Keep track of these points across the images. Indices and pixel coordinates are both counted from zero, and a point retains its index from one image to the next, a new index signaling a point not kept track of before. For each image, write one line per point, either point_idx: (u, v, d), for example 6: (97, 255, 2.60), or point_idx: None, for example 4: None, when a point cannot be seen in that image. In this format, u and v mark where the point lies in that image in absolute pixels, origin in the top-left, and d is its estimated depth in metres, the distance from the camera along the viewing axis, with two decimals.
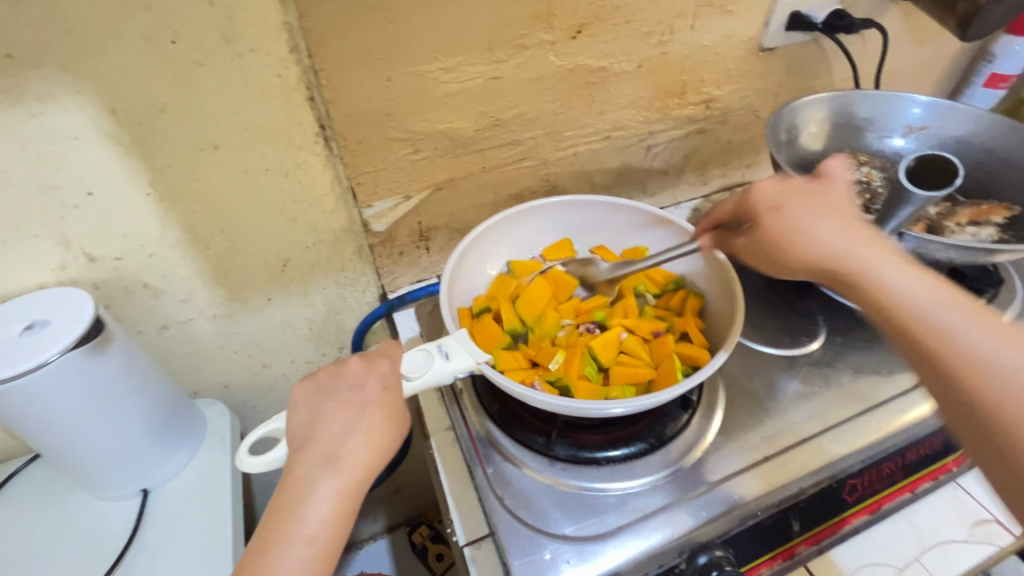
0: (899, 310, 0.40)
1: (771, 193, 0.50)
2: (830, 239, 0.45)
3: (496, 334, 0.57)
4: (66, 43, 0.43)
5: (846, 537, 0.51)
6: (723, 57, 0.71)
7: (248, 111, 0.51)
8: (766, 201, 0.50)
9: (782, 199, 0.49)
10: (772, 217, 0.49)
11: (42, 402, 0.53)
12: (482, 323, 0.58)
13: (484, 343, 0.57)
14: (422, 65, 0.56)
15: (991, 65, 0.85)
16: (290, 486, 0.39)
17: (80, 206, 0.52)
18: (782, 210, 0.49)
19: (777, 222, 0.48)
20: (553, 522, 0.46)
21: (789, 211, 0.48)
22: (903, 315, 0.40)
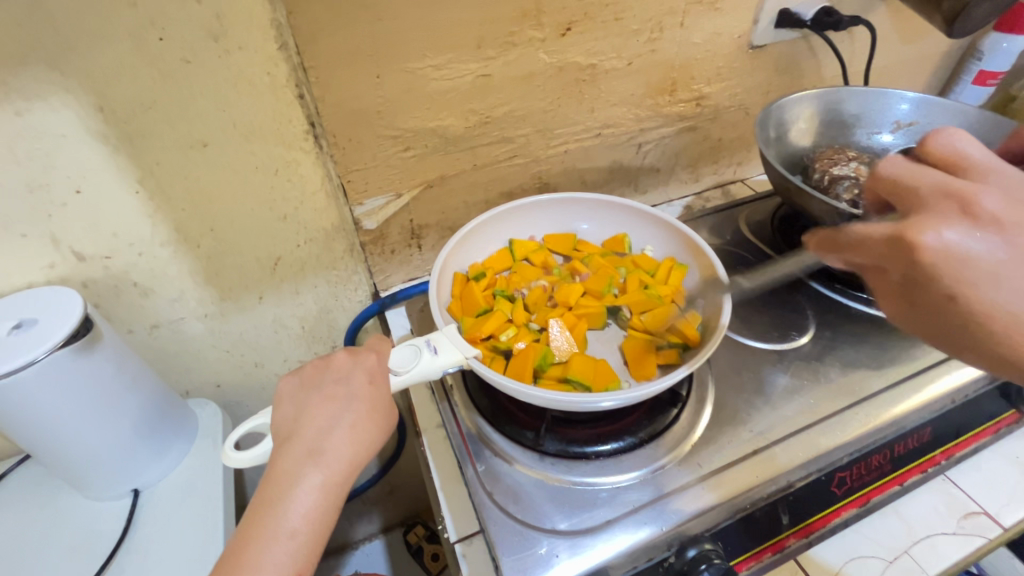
0: (1007, 347, 0.33)
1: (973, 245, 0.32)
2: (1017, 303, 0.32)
3: (478, 302, 0.59)
4: (52, 40, 0.43)
5: (836, 529, 0.51)
6: (713, 54, 0.71)
7: (237, 109, 0.51)
8: (944, 263, 0.32)
9: (965, 241, 0.32)
10: (953, 270, 0.32)
11: (29, 401, 0.52)
12: (468, 300, 0.59)
13: (465, 312, 0.59)
14: (411, 62, 0.56)
15: (979, 63, 0.86)
16: (273, 480, 0.39)
17: (68, 204, 0.51)
18: (962, 259, 0.32)
19: (967, 297, 0.32)
20: (543, 516, 0.46)
21: (974, 257, 0.32)
22: None
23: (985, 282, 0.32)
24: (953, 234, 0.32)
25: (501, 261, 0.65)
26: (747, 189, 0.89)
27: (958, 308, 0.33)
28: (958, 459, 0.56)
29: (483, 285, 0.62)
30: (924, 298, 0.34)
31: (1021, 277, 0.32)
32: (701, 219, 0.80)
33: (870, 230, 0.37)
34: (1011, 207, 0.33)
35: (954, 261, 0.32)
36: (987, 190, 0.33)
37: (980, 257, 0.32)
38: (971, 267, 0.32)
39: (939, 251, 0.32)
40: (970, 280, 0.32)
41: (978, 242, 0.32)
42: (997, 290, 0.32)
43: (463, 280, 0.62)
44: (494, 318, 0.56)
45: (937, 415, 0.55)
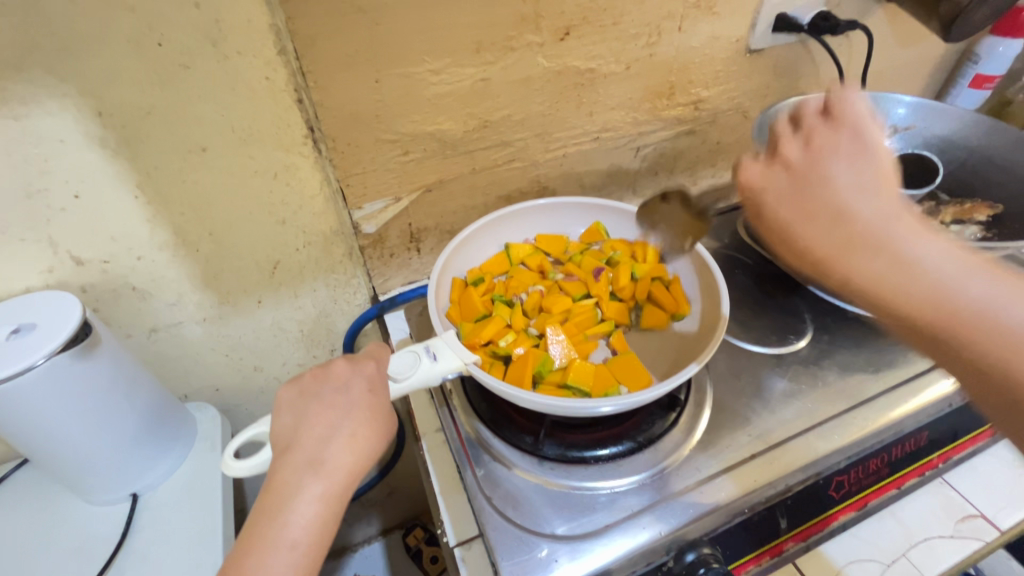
0: (830, 264, 0.38)
1: (756, 178, 0.42)
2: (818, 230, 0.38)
3: (477, 307, 0.59)
4: (50, 46, 0.43)
5: (835, 532, 0.52)
6: (710, 58, 0.71)
7: (236, 113, 0.51)
8: (751, 189, 0.42)
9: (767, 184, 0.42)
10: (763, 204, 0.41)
11: (28, 406, 0.52)
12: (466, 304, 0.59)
13: (463, 316, 0.59)
14: (410, 67, 0.56)
15: (975, 66, 0.86)
16: (273, 490, 0.39)
17: (66, 209, 0.51)
18: (760, 189, 0.42)
19: (765, 214, 0.41)
20: (542, 521, 0.46)
21: (766, 188, 0.42)
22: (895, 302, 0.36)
23: (787, 217, 0.40)
24: (753, 169, 0.43)
25: (500, 265, 0.65)
26: None
27: (764, 218, 0.42)
28: (954, 462, 0.57)
29: (482, 289, 0.62)
30: (767, 232, 0.42)
31: (805, 202, 0.40)
32: None
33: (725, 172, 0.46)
34: (839, 165, 0.40)
35: (751, 190, 0.42)
36: (821, 153, 0.41)
37: (783, 198, 0.41)
38: (775, 206, 0.41)
39: (747, 182, 0.43)
40: (765, 199, 0.42)
41: (774, 176, 0.42)
42: (799, 215, 0.40)
43: (462, 285, 0.62)
44: (493, 324, 0.56)
45: (934, 418, 0.55)
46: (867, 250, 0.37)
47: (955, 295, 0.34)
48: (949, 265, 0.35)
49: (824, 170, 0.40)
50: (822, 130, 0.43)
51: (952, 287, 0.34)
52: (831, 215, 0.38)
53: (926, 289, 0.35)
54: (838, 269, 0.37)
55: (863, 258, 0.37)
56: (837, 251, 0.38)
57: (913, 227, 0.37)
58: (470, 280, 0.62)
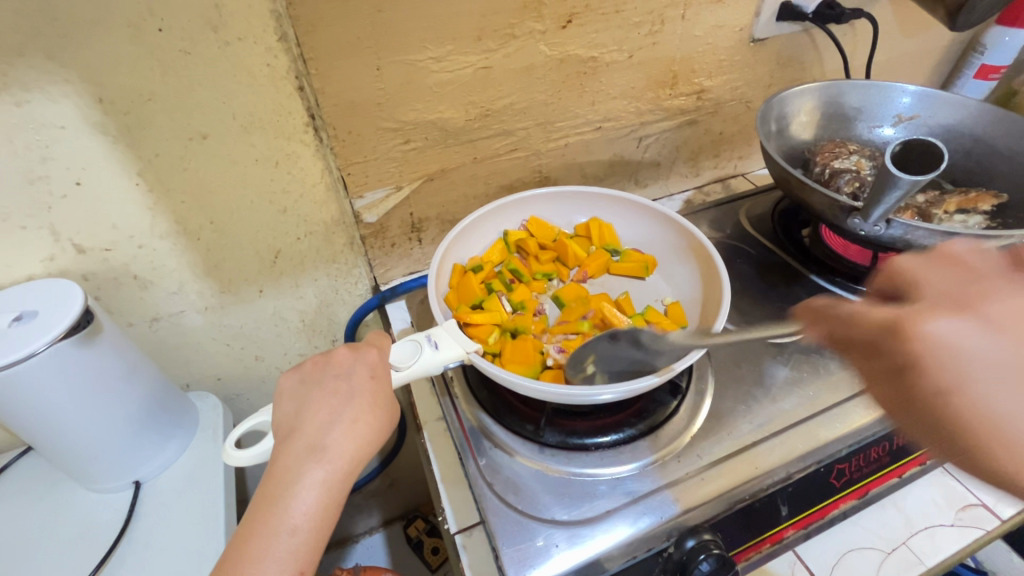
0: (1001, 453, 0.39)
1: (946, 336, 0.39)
2: (1002, 403, 0.38)
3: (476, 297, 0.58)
4: (50, 31, 0.42)
5: (834, 521, 0.52)
6: (713, 47, 0.71)
7: (236, 100, 0.51)
8: (947, 362, 0.39)
9: (972, 339, 0.38)
10: (958, 362, 0.38)
11: (29, 392, 0.52)
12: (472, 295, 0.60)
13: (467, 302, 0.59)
14: (412, 54, 0.56)
15: (981, 56, 0.86)
16: (275, 477, 0.39)
17: (67, 196, 0.51)
18: (955, 348, 0.39)
19: (958, 393, 0.39)
20: (542, 507, 0.46)
21: (965, 348, 0.38)
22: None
23: (973, 376, 0.38)
24: (950, 324, 0.39)
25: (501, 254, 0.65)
26: (748, 183, 0.89)
27: (926, 391, 0.40)
28: None
29: (483, 277, 0.62)
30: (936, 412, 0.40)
31: (992, 391, 0.38)
32: (701, 213, 0.80)
33: (859, 316, 0.43)
34: (994, 321, 0.39)
35: (949, 349, 0.39)
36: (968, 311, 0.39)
37: (985, 353, 0.38)
38: (972, 360, 0.38)
39: (949, 338, 0.39)
40: (962, 366, 0.38)
41: (976, 335, 0.38)
42: (992, 384, 0.38)
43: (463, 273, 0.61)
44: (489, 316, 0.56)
45: None
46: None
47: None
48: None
49: (991, 323, 0.39)
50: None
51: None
52: (1004, 400, 0.38)
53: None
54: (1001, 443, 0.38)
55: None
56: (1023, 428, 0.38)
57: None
58: (470, 267, 0.62)
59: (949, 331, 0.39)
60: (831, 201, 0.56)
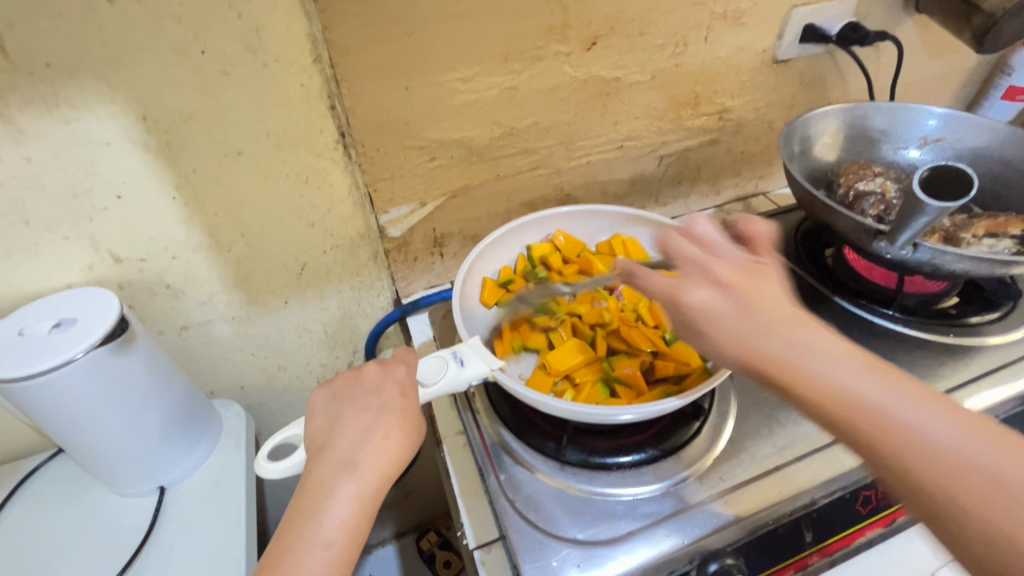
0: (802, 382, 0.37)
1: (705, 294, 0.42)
2: (734, 319, 0.40)
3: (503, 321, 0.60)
4: (102, 53, 0.45)
5: (860, 549, 0.50)
6: (736, 68, 0.71)
7: (271, 118, 0.53)
8: (667, 293, 0.43)
9: (717, 302, 0.41)
10: (697, 321, 0.41)
11: (66, 396, 0.54)
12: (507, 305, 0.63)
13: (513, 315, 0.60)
14: (440, 75, 0.57)
15: (1008, 78, 0.85)
16: (308, 490, 0.39)
17: (109, 209, 0.54)
18: (713, 310, 0.41)
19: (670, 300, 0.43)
20: (563, 526, 0.46)
21: (716, 313, 0.40)
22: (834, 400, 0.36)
23: (721, 319, 0.40)
24: (699, 291, 0.42)
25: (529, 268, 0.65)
26: (769, 202, 0.88)
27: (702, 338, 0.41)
28: None
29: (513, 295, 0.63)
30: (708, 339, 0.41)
31: (761, 315, 0.40)
32: None
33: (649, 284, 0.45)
34: (723, 274, 0.43)
35: (701, 313, 0.41)
36: (694, 283, 0.43)
37: (726, 312, 0.40)
38: (717, 321, 0.40)
39: (697, 308, 0.41)
40: (710, 322, 0.41)
41: (721, 301, 0.41)
42: (721, 309, 0.41)
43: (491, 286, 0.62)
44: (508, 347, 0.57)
45: None
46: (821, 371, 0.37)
47: (898, 422, 0.35)
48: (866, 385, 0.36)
49: (739, 279, 0.42)
50: (744, 261, 0.44)
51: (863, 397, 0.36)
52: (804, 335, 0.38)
53: (847, 398, 0.36)
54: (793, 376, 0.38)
55: (809, 372, 0.37)
56: (771, 351, 0.38)
57: (865, 359, 0.37)
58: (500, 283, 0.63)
59: (702, 290, 0.42)
60: (856, 224, 0.56)
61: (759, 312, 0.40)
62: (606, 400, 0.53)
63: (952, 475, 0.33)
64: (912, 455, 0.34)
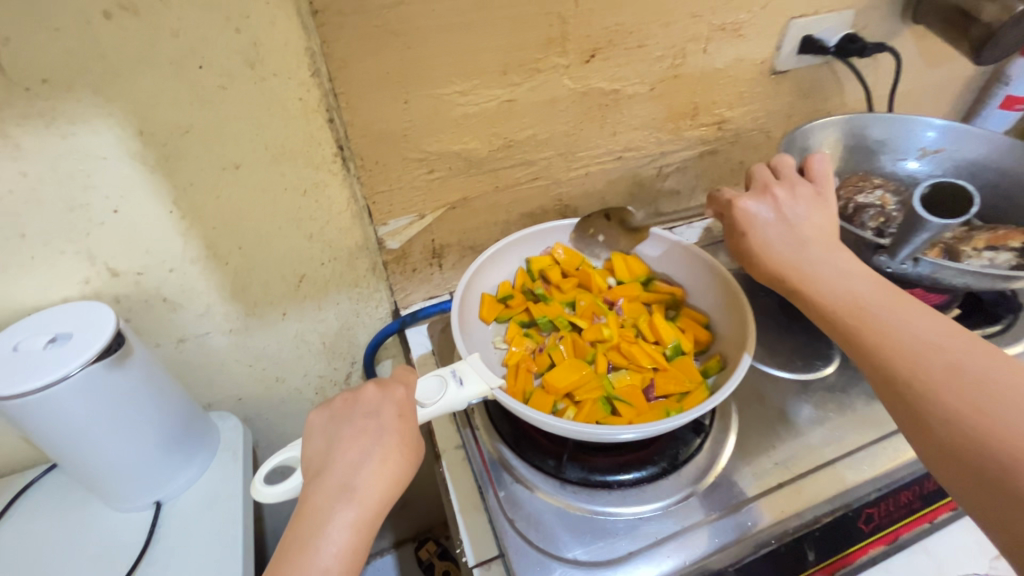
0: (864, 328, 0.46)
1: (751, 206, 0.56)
2: (823, 273, 0.50)
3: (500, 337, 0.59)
4: (99, 68, 0.44)
5: (863, 569, 0.47)
6: (734, 79, 0.71)
7: (269, 132, 0.52)
8: (743, 220, 0.56)
9: (762, 211, 0.55)
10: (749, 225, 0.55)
11: (62, 412, 0.54)
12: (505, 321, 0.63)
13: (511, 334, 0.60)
14: (438, 88, 0.57)
15: (1006, 88, 0.85)
16: (305, 517, 0.39)
17: (105, 222, 0.53)
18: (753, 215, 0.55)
19: (753, 233, 0.55)
20: (563, 545, 0.46)
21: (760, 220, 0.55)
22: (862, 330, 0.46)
23: (784, 237, 0.53)
24: (752, 202, 0.56)
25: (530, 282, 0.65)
26: None
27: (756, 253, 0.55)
28: None
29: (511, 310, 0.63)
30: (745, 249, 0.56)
31: (833, 273, 0.50)
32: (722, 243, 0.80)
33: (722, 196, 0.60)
34: (799, 200, 0.55)
35: (747, 219, 0.56)
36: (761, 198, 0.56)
37: (766, 219, 0.55)
38: (757, 221, 0.55)
39: (745, 210, 0.56)
40: (755, 227, 0.55)
41: (761, 212, 0.56)
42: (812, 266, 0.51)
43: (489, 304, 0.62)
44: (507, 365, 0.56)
45: None
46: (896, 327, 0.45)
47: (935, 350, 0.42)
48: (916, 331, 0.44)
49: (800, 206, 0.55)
50: (812, 196, 0.56)
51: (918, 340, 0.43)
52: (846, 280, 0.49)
53: (914, 343, 0.43)
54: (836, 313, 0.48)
55: (849, 300, 0.48)
56: (834, 297, 0.49)
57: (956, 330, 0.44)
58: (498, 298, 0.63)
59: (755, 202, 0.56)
60: (856, 237, 0.56)
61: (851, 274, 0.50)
62: (606, 417, 0.52)
63: (929, 360, 0.42)
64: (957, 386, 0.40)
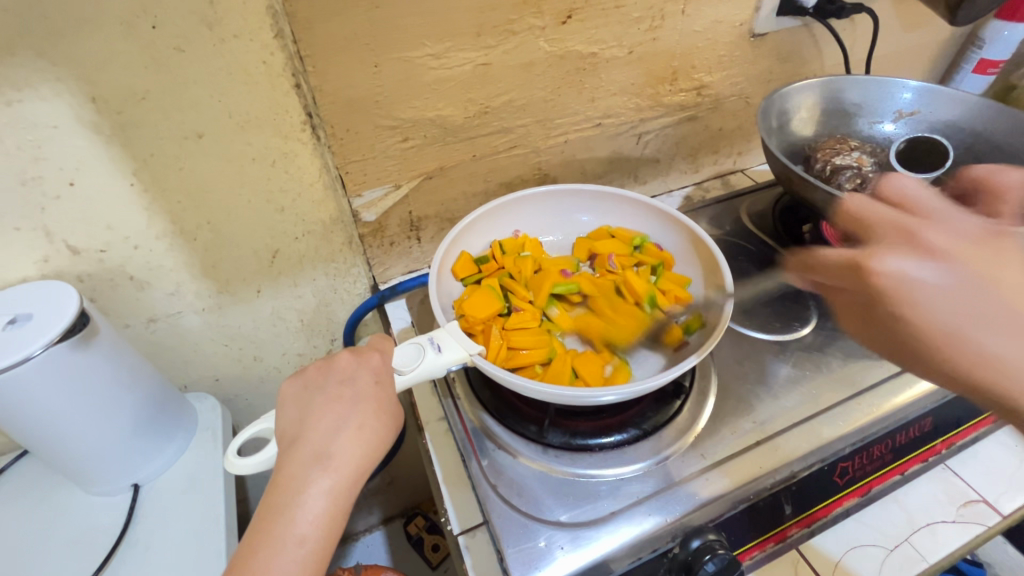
0: (991, 385, 0.39)
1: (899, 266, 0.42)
2: (953, 323, 0.40)
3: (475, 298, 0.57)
4: (42, 28, 0.42)
5: (837, 519, 0.51)
6: (713, 42, 0.70)
7: (232, 98, 0.50)
8: (892, 287, 0.42)
9: (915, 271, 0.42)
10: (905, 294, 0.42)
11: (27, 396, 0.52)
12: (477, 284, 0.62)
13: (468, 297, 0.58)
14: (410, 51, 0.55)
15: (980, 51, 0.85)
16: (279, 485, 0.38)
17: (61, 197, 0.51)
18: (908, 282, 0.42)
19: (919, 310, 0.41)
20: (546, 509, 0.46)
21: (918, 286, 0.41)
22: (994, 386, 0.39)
23: (931, 304, 0.41)
24: (903, 259, 0.42)
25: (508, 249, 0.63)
26: (747, 178, 0.88)
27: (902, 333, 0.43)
28: (958, 448, 0.56)
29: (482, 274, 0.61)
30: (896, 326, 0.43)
31: (996, 325, 0.40)
32: (701, 210, 0.80)
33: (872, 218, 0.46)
34: (948, 239, 0.43)
35: (903, 286, 0.42)
36: (932, 227, 0.44)
37: (928, 282, 0.41)
38: (924, 291, 0.41)
39: (892, 278, 0.42)
40: (915, 296, 0.41)
41: (926, 274, 0.41)
42: (979, 319, 0.40)
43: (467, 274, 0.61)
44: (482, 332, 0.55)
45: (939, 405, 0.54)
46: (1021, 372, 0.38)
47: None
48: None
49: (965, 251, 0.42)
50: (979, 229, 0.44)
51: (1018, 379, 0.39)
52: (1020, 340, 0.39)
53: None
54: (980, 376, 0.40)
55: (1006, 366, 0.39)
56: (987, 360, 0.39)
57: None
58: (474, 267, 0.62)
59: (905, 261, 0.42)
60: (833, 198, 0.57)
61: (998, 300, 0.40)
62: (573, 382, 0.52)
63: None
64: None
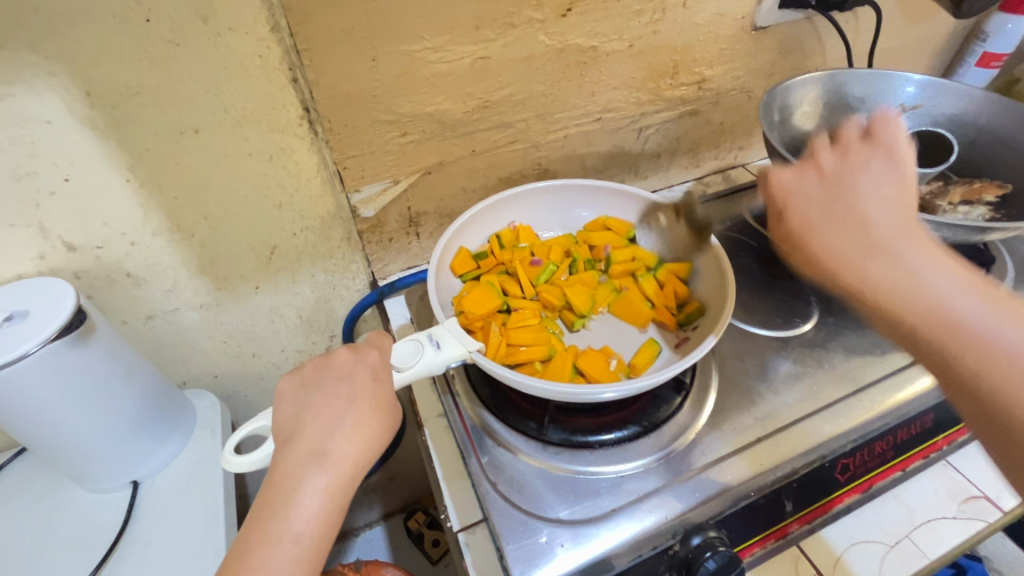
0: (845, 270, 0.41)
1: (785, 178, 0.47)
2: (809, 215, 0.44)
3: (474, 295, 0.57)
4: (34, 22, 0.41)
5: (838, 516, 0.51)
6: (715, 35, 0.69)
7: (228, 92, 0.49)
8: (778, 193, 0.46)
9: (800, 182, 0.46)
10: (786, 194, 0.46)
11: (24, 393, 0.51)
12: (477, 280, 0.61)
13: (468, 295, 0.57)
14: (408, 44, 0.54)
15: (983, 44, 0.84)
16: (275, 483, 0.38)
17: (56, 193, 0.50)
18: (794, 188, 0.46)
19: (791, 212, 0.45)
20: (546, 506, 0.46)
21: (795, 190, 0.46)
22: (854, 278, 0.41)
23: (809, 212, 0.44)
24: (793, 175, 0.46)
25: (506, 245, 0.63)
26: (748, 173, 0.88)
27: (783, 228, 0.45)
28: (960, 443, 0.56)
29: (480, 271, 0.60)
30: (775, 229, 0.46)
31: (835, 223, 0.43)
32: (702, 206, 0.79)
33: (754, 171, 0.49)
34: (855, 166, 0.45)
35: (785, 190, 0.46)
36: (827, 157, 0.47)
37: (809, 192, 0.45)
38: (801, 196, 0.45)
39: (779, 184, 0.46)
40: (793, 201, 0.45)
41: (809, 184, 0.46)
42: (818, 219, 0.43)
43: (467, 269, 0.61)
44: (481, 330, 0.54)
45: (940, 401, 0.54)
46: (872, 268, 0.40)
47: (908, 297, 0.39)
48: (931, 279, 0.39)
49: (852, 173, 0.45)
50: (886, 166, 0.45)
51: (892, 277, 0.40)
52: (859, 236, 0.42)
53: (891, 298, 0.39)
54: (833, 263, 0.42)
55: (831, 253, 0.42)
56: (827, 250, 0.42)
57: (958, 279, 0.39)
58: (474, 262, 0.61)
59: (796, 174, 0.47)
60: None
61: (855, 209, 0.43)
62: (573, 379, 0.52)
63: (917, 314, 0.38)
64: (955, 340, 0.37)
